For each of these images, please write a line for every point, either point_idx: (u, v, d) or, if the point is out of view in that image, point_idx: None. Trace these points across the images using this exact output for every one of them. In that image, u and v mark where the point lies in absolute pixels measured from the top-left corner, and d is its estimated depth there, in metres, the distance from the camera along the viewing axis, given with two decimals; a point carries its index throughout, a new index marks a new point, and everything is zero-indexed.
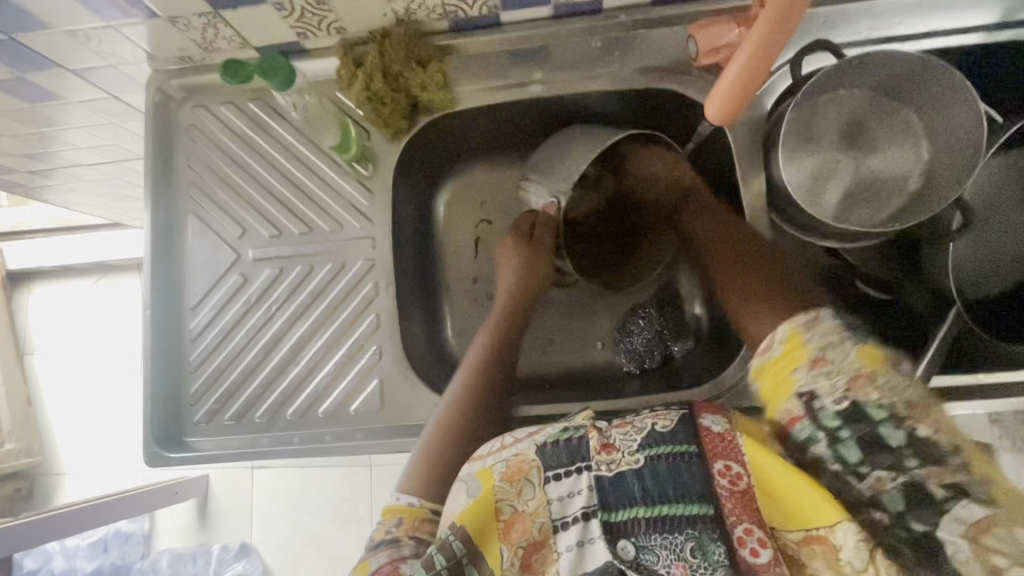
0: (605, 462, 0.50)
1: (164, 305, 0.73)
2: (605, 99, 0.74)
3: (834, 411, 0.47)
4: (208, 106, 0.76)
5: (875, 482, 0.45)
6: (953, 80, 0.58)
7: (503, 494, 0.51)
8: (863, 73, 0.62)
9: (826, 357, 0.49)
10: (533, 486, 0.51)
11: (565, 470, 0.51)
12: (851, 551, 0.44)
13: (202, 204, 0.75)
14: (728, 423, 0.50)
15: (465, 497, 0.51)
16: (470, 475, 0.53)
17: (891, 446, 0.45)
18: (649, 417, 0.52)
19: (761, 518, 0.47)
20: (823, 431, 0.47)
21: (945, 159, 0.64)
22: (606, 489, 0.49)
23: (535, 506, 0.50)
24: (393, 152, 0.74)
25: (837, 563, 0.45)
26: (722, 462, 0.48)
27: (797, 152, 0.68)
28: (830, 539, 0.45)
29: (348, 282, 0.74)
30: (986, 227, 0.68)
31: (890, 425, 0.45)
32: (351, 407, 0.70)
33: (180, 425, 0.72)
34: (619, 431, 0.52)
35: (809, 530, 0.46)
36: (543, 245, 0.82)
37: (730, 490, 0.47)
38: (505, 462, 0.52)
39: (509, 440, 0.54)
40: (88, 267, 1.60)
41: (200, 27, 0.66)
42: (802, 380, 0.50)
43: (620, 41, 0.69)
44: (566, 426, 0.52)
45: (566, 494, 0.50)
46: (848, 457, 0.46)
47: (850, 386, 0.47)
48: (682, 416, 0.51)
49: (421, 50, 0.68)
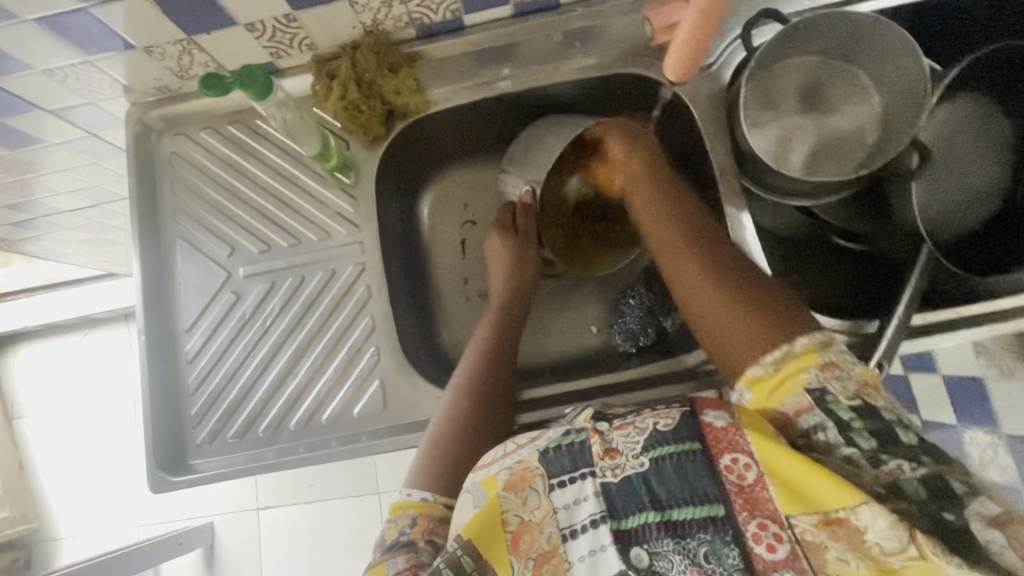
0: (609, 468, 0.50)
1: (158, 331, 0.73)
2: (571, 89, 0.77)
3: (846, 404, 0.50)
4: (188, 133, 0.78)
5: (892, 471, 0.47)
6: (892, 33, 0.62)
7: (508, 504, 0.49)
8: (808, 36, 0.67)
9: (836, 364, 0.52)
10: (537, 494, 0.50)
11: (570, 477, 0.50)
12: (879, 533, 0.43)
13: (190, 228, 0.76)
14: (730, 417, 0.51)
15: (470, 507, 0.50)
16: (474, 485, 0.52)
17: (903, 441, 0.48)
18: (650, 416, 0.52)
19: (776, 511, 0.46)
20: (834, 420, 0.50)
21: (897, 108, 0.68)
22: (613, 496, 0.49)
23: (541, 516, 0.49)
24: (373, 159, 0.77)
25: (863, 546, 0.44)
26: (729, 456, 0.49)
27: (761, 118, 0.71)
28: (853, 521, 0.45)
29: (340, 288, 0.74)
30: (946, 168, 0.72)
31: (902, 425, 0.49)
32: (355, 411, 0.70)
33: (184, 449, 0.71)
34: (621, 433, 0.52)
35: (829, 513, 0.45)
36: (528, 235, 0.83)
37: (739, 485, 0.48)
38: (509, 470, 0.51)
39: (513, 446, 0.53)
40: (74, 322, 1.58)
41: (176, 55, 0.68)
42: (812, 379, 0.52)
43: (580, 34, 0.73)
44: (568, 430, 0.53)
45: (572, 501, 0.49)
46: (862, 444, 0.49)
47: (861, 390, 0.51)
48: (683, 414, 0.52)
49: (392, 57, 0.71)
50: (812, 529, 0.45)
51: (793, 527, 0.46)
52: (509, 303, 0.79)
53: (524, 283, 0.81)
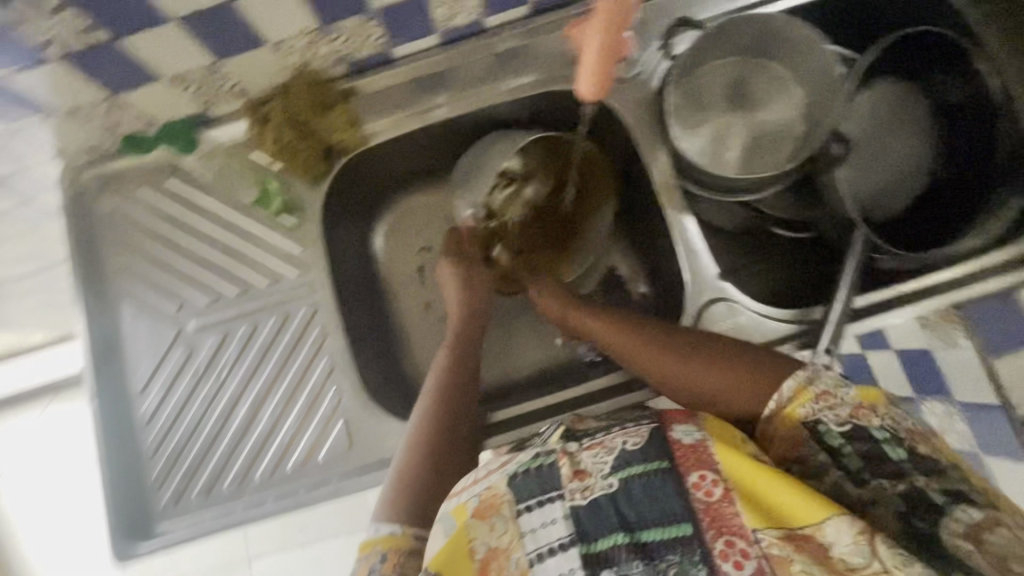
0: (578, 490, 0.49)
1: (109, 394, 0.71)
2: (507, 109, 0.78)
3: (837, 432, 0.52)
4: (125, 190, 0.75)
5: (873, 489, 0.49)
6: (803, 30, 0.66)
7: (475, 533, 0.49)
8: (727, 38, 0.70)
9: (831, 392, 0.54)
10: (504, 520, 0.49)
11: (538, 501, 0.49)
12: (846, 546, 0.45)
13: (134, 285, 0.74)
14: (699, 431, 0.51)
15: (440, 538, 0.49)
16: (444, 514, 0.50)
17: (891, 459, 0.49)
18: (620, 435, 0.51)
19: (743, 526, 0.46)
20: (825, 447, 0.52)
21: (819, 100, 0.71)
22: (583, 519, 0.48)
23: (508, 541, 0.48)
24: (317, 198, 0.76)
25: (829, 560, 0.45)
26: (697, 473, 0.49)
27: (692, 121, 0.73)
28: (818, 538, 0.46)
29: (295, 332, 0.74)
30: (869, 152, 0.75)
31: (891, 444, 0.50)
32: (319, 455, 0.69)
33: (145, 515, 0.69)
34: (590, 453, 0.51)
35: (793, 529, 0.46)
36: (476, 259, 0.83)
37: (706, 502, 0.48)
38: (478, 496, 0.50)
39: (481, 473, 0.52)
40: None
41: (103, 113, 0.67)
42: (808, 410, 0.54)
43: (510, 56, 0.74)
44: (538, 452, 0.51)
45: (540, 525, 0.48)
46: (850, 467, 0.51)
47: (853, 414, 0.52)
48: (653, 431, 0.51)
49: (326, 96, 0.72)
50: (777, 543, 0.45)
51: (759, 543, 0.46)
52: (463, 331, 0.78)
53: (479, 308, 0.80)
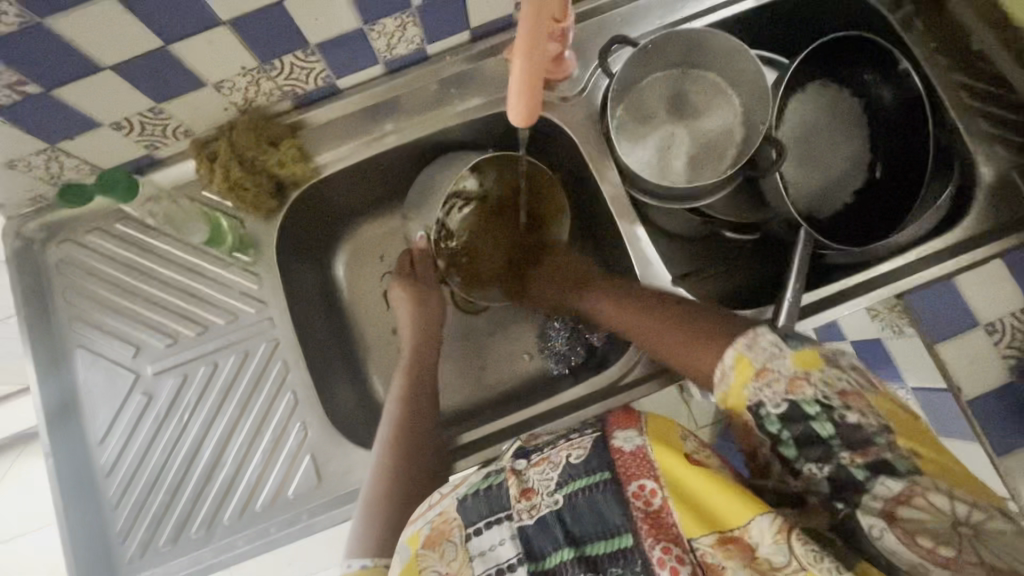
0: (525, 509, 0.52)
1: (68, 448, 0.69)
2: (457, 132, 0.79)
3: (775, 415, 0.52)
4: (74, 238, 0.74)
5: (807, 475, 0.51)
6: (729, 42, 0.68)
7: (428, 561, 0.51)
8: (661, 53, 0.72)
9: (769, 368, 0.52)
10: (454, 546, 0.51)
11: (486, 522, 0.52)
12: (768, 547, 0.46)
13: (88, 334, 0.73)
14: (639, 438, 0.52)
15: (394, 567, 0.51)
16: (399, 543, 0.53)
17: (823, 438, 0.50)
18: (566, 449, 0.54)
19: (678, 535, 0.48)
20: (768, 434, 0.52)
21: (753, 105, 0.73)
22: (530, 537, 0.51)
23: (459, 566, 0.51)
24: (272, 232, 0.76)
25: (755, 561, 0.46)
26: (635, 483, 0.51)
27: (636, 136, 0.76)
28: (745, 538, 0.47)
29: (256, 368, 0.73)
30: (809, 153, 0.77)
31: (820, 420, 0.50)
32: (289, 491, 0.68)
33: (112, 569, 0.67)
34: (536, 470, 0.54)
35: (724, 531, 0.48)
36: (431, 282, 0.84)
37: (645, 510, 0.50)
38: (430, 524, 0.52)
39: (436, 497, 0.54)
40: None
41: (42, 164, 0.66)
42: (750, 392, 0.53)
43: (454, 81, 0.75)
44: (486, 474, 0.55)
45: (490, 547, 0.51)
46: (788, 454, 0.52)
47: (789, 389, 0.51)
48: (595, 443, 0.54)
49: (271, 130, 0.72)
50: (710, 551, 0.47)
51: (694, 551, 0.48)
52: (417, 357, 0.78)
53: (433, 332, 0.81)
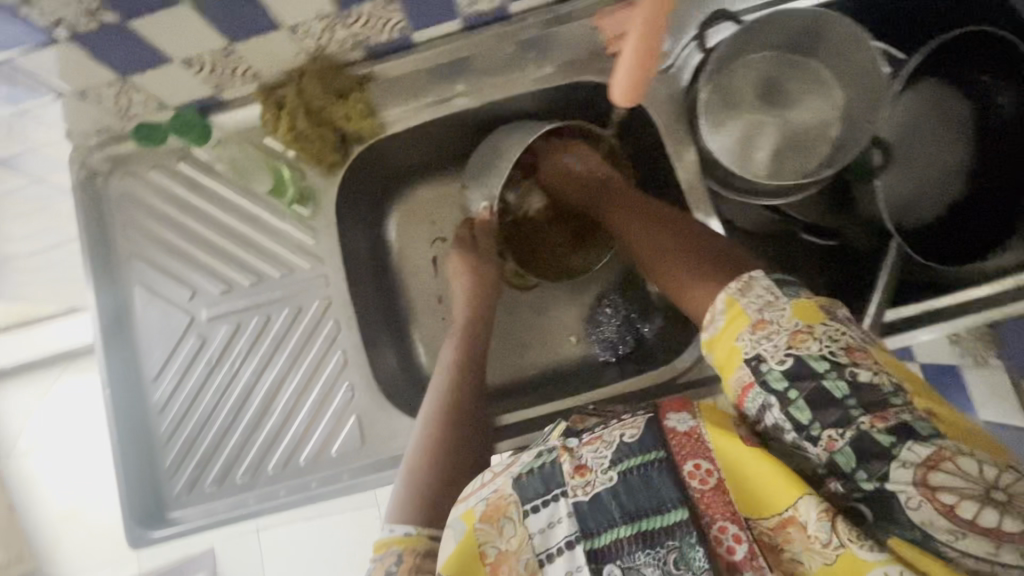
0: (580, 486, 0.48)
1: (123, 382, 0.71)
2: (529, 99, 0.75)
3: (779, 371, 0.48)
4: (136, 172, 0.73)
5: (827, 442, 0.45)
6: (848, 28, 0.62)
7: (486, 536, 0.48)
8: (766, 33, 0.66)
9: (766, 319, 0.50)
10: (512, 523, 0.49)
11: (542, 500, 0.49)
12: (815, 523, 0.44)
13: (146, 271, 0.73)
14: (693, 419, 0.49)
15: (450, 543, 0.49)
16: (455, 519, 0.50)
17: (838, 398, 0.45)
18: (618, 428, 0.50)
19: (735, 513, 0.46)
20: (775, 396, 0.48)
21: (860, 101, 0.67)
22: (586, 515, 0.47)
23: (517, 544, 0.48)
24: (332, 187, 0.74)
25: (809, 541, 0.44)
26: (692, 462, 0.47)
27: (722, 119, 0.69)
28: (799, 519, 0.45)
29: (308, 324, 0.73)
30: (909, 156, 0.71)
31: (832, 377, 0.46)
32: (333, 449, 0.69)
33: (161, 502, 0.70)
34: (589, 448, 0.49)
35: (781, 514, 0.45)
36: (489, 252, 0.81)
37: (701, 490, 0.47)
38: (485, 500, 0.49)
39: (490, 476, 0.52)
40: (50, 357, 1.54)
41: (111, 96, 0.65)
42: (747, 345, 0.50)
43: (534, 43, 0.70)
44: (540, 452, 0.51)
45: (546, 525, 0.48)
46: (800, 418, 0.46)
47: (791, 342, 0.48)
48: (648, 421, 0.49)
49: (339, 82, 0.69)
50: (768, 531, 0.46)
51: (751, 530, 0.46)
52: (467, 329, 0.77)
53: (482, 306, 0.79)
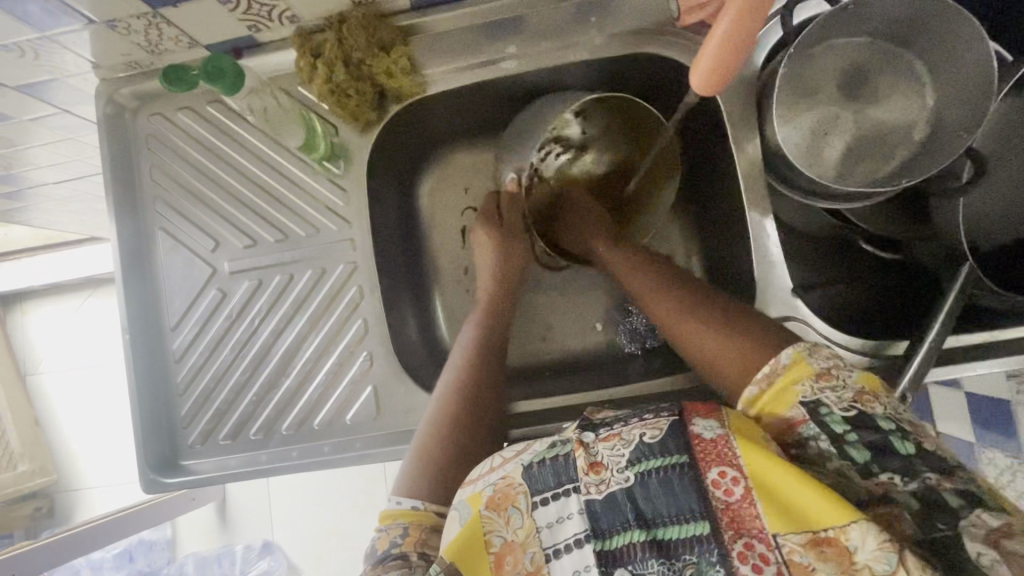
0: (594, 484, 0.44)
1: (142, 327, 0.70)
2: (583, 69, 0.69)
3: (841, 416, 0.44)
4: (165, 113, 0.71)
5: (882, 484, 0.42)
6: (961, 18, 0.54)
7: (491, 524, 0.44)
8: (863, 16, 0.59)
9: (832, 373, 0.46)
10: (520, 513, 0.44)
11: (553, 494, 0.44)
12: (869, 554, 0.38)
13: (170, 218, 0.71)
14: (721, 427, 0.44)
15: (454, 526, 0.45)
16: (460, 502, 0.47)
17: (901, 452, 0.42)
18: (638, 427, 0.46)
19: (763, 529, 0.41)
20: (830, 435, 0.44)
21: (953, 105, 0.61)
22: (598, 513, 0.43)
23: (525, 535, 0.44)
24: (365, 147, 0.70)
25: (852, 568, 0.38)
26: (716, 470, 0.42)
27: (793, 109, 0.64)
28: (843, 542, 0.39)
29: (332, 287, 0.70)
30: (1001, 172, 0.66)
31: (899, 436, 0.42)
32: (347, 416, 0.68)
33: (175, 449, 0.70)
34: (606, 445, 0.45)
35: (818, 532, 0.39)
36: (517, 231, 0.79)
37: (725, 501, 0.42)
38: (493, 485, 0.46)
39: (498, 461, 0.48)
40: (77, 282, 1.56)
41: (140, 29, 0.61)
42: (807, 391, 0.46)
43: (595, 7, 0.64)
44: (552, 441, 0.46)
45: (555, 519, 0.44)
46: (856, 458, 0.43)
47: (857, 399, 0.45)
48: (671, 424, 0.45)
49: (382, 33, 0.63)
50: (800, 550, 0.39)
51: (781, 548, 0.40)
52: (493, 306, 0.75)
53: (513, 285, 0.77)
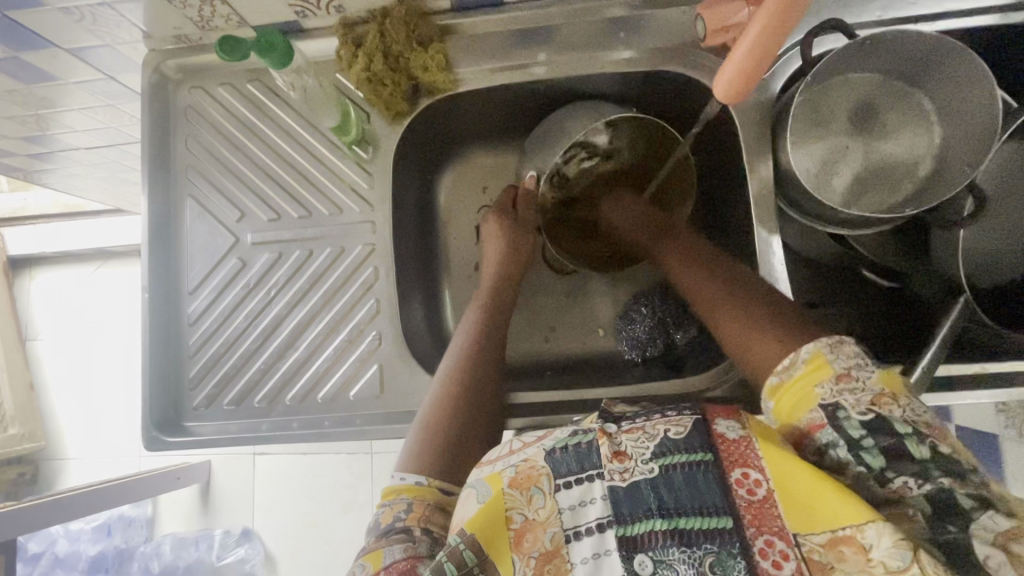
0: (617, 471, 0.46)
1: (163, 288, 0.73)
2: (608, 81, 0.72)
3: (858, 421, 0.45)
4: (206, 87, 0.74)
5: (898, 489, 0.43)
6: (968, 61, 0.57)
7: (513, 502, 0.46)
8: (877, 54, 0.62)
9: (851, 373, 0.47)
10: (543, 494, 0.46)
11: (576, 478, 0.46)
12: (884, 551, 0.39)
13: (201, 186, 0.74)
14: (743, 428, 0.46)
15: (474, 503, 0.46)
16: (478, 480, 0.48)
17: (916, 458, 0.43)
18: (661, 422, 0.48)
19: (783, 528, 0.42)
20: (846, 439, 0.45)
21: (956, 143, 0.64)
22: (621, 499, 0.45)
23: (546, 515, 0.45)
24: (394, 135, 0.73)
25: (868, 566, 0.39)
26: (739, 470, 0.44)
27: (807, 136, 0.67)
28: (858, 540, 0.40)
29: (349, 266, 0.73)
30: (1002, 211, 0.68)
31: (914, 439, 0.43)
32: (351, 393, 0.70)
33: (180, 410, 0.72)
34: (630, 436, 0.47)
35: (836, 531, 0.41)
36: (529, 226, 0.81)
37: (748, 499, 0.43)
38: (515, 468, 0.47)
39: (518, 445, 0.50)
40: (88, 253, 1.59)
41: (196, 4, 0.64)
42: (825, 394, 0.48)
43: (625, 23, 0.67)
44: (575, 430, 0.48)
45: (577, 502, 0.45)
46: (872, 463, 0.44)
47: (874, 402, 0.46)
48: (695, 423, 0.47)
49: (422, 30, 0.66)
50: (819, 549, 0.41)
51: (800, 546, 0.41)
52: (498, 298, 0.77)
53: (517, 280, 0.79)
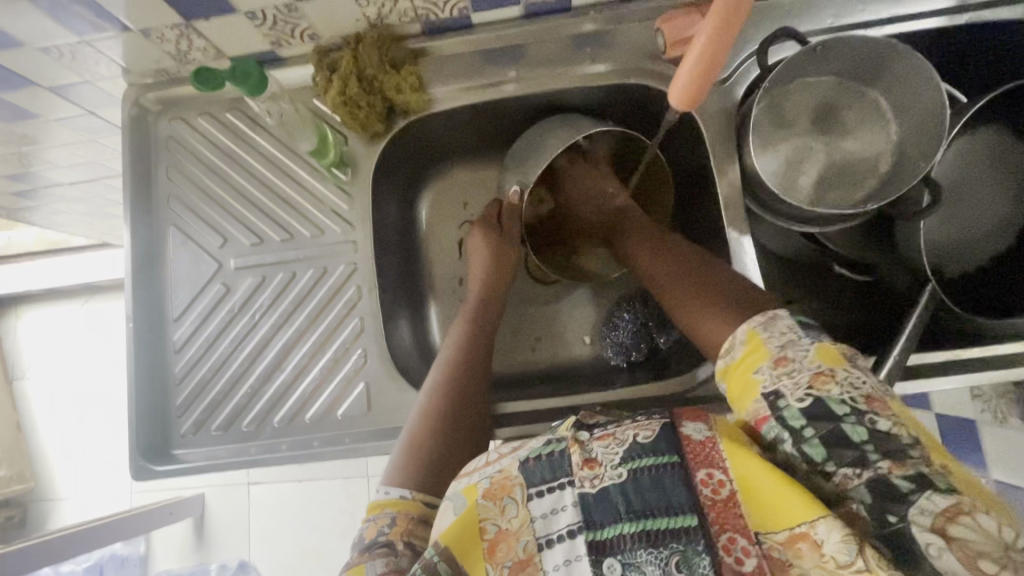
0: (588, 478, 0.46)
1: (146, 317, 0.73)
2: (578, 94, 0.75)
3: (798, 410, 0.45)
4: (186, 118, 0.76)
5: (841, 482, 0.43)
6: (916, 61, 0.60)
7: (486, 512, 0.46)
8: (830, 57, 0.65)
9: (787, 357, 0.48)
10: (515, 503, 0.46)
11: (548, 487, 0.46)
12: (834, 545, 0.40)
13: (183, 215, 0.75)
14: (709, 429, 0.47)
15: (449, 515, 0.47)
16: (455, 493, 0.48)
17: (855, 442, 0.43)
18: (632, 428, 0.48)
19: (745, 526, 0.43)
20: (788, 431, 0.45)
21: (912, 138, 0.66)
22: (591, 505, 0.45)
23: (518, 524, 0.46)
24: (371, 155, 0.74)
25: (823, 561, 0.41)
26: (705, 470, 0.45)
27: (772, 140, 0.70)
28: (812, 535, 0.41)
29: (331, 286, 0.74)
30: (957, 202, 0.71)
31: (852, 421, 0.43)
32: (338, 412, 0.70)
33: (167, 438, 0.72)
34: (601, 444, 0.48)
35: (793, 529, 0.42)
36: (512, 238, 0.82)
37: (712, 498, 0.44)
38: (489, 479, 0.48)
39: (494, 455, 0.50)
40: (75, 289, 1.59)
41: (174, 39, 0.66)
42: (765, 380, 0.48)
43: (590, 39, 0.70)
44: (548, 439, 0.49)
45: (549, 511, 0.46)
46: (814, 456, 0.44)
47: (812, 383, 0.45)
48: (662, 425, 0.47)
49: (395, 53, 0.68)
50: (779, 547, 0.43)
51: (761, 544, 0.43)
52: (480, 311, 0.78)
53: (498, 290, 0.80)
